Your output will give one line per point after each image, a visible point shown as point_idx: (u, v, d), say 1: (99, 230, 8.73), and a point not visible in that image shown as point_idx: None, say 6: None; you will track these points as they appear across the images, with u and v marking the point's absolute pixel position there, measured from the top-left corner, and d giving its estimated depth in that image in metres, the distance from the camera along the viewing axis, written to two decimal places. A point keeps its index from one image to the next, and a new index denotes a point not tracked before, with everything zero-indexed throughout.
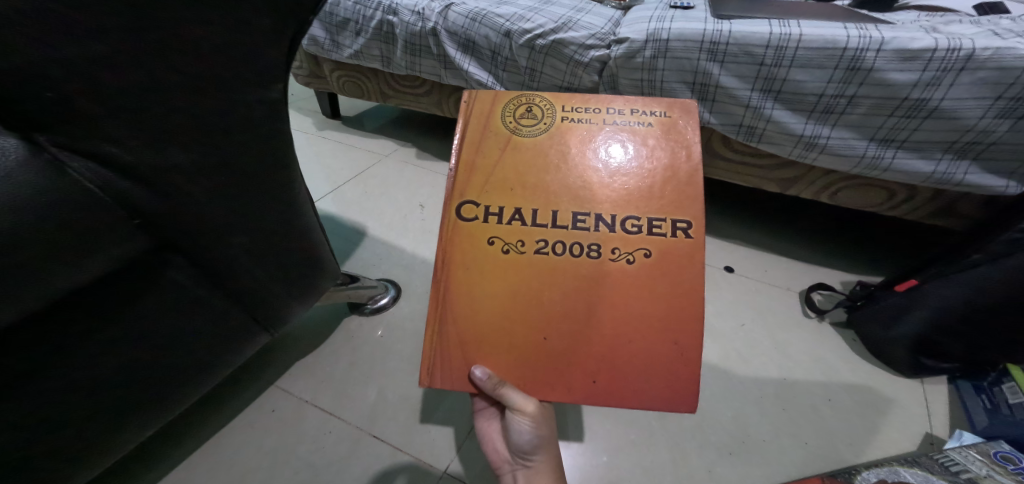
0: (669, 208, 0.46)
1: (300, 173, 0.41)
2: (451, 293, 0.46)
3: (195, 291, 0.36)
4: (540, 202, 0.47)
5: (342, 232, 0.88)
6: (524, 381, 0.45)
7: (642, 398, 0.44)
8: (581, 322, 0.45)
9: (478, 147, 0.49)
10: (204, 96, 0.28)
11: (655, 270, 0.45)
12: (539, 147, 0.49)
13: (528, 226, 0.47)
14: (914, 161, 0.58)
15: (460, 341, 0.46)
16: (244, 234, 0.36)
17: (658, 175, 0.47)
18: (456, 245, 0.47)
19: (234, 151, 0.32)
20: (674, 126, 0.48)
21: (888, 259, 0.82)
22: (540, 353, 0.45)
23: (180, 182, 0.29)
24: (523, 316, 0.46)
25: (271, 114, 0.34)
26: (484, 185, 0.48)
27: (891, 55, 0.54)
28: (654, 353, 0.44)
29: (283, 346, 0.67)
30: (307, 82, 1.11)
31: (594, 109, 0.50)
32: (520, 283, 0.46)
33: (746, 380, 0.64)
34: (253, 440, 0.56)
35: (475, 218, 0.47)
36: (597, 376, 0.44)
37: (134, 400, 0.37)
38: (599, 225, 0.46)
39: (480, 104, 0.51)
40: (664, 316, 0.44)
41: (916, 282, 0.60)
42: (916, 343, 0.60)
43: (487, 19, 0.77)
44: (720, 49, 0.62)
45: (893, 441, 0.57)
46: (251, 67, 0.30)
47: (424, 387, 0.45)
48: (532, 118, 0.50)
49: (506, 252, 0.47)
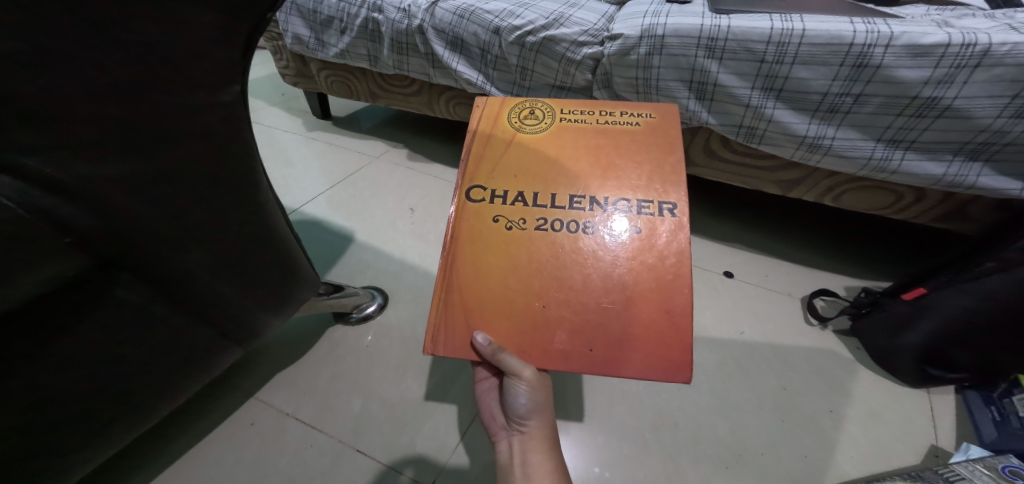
0: (656, 191, 0.45)
1: (265, 178, 0.39)
2: (459, 269, 0.44)
3: (151, 307, 0.34)
4: (541, 184, 0.46)
5: (328, 237, 0.85)
6: (522, 348, 0.42)
7: (638, 367, 0.40)
8: (580, 296, 0.42)
9: (488, 141, 0.48)
10: (140, 99, 0.25)
11: (642, 247, 0.43)
12: (543, 145, 0.48)
13: (530, 206, 0.45)
14: (923, 162, 0.55)
15: (465, 306, 0.43)
16: (204, 246, 0.34)
17: (645, 165, 0.46)
18: (463, 222, 0.45)
19: (183, 157, 0.29)
20: (666, 131, 0.48)
21: (893, 264, 0.79)
22: (536, 324, 0.42)
23: (117, 193, 0.26)
24: (523, 285, 0.43)
25: (224, 116, 0.31)
26: (492, 171, 0.47)
27: (901, 50, 0.51)
28: (649, 322, 0.41)
29: (264, 356, 0.64)
30: (295, 81, 1.07)
31: (588, 111, 0.50)
32: (523, 258, 0.44)
33: (745, 390, 0.61)
34: (230, 454, 0.53)
35: (483, 200, 0.46)
36: (594, 344, 0.41)
37: (90, 419, 0.34)
38: (594, 206, 0.45)
39: (490, 107, 0.51)
40: (653, 285, 0.42)
41: (922, 291, 0.57)
42: (924, 353, 0.57)
43: (475, 16, 0.74)
44: (719, 45, 0.59)
45: (897, 452, 0.54)
46: (194, 65, 0.27)
47: (427, 355, 0.42)
48: (535, 119, 0.49)
49: (507, 229, 0.45)
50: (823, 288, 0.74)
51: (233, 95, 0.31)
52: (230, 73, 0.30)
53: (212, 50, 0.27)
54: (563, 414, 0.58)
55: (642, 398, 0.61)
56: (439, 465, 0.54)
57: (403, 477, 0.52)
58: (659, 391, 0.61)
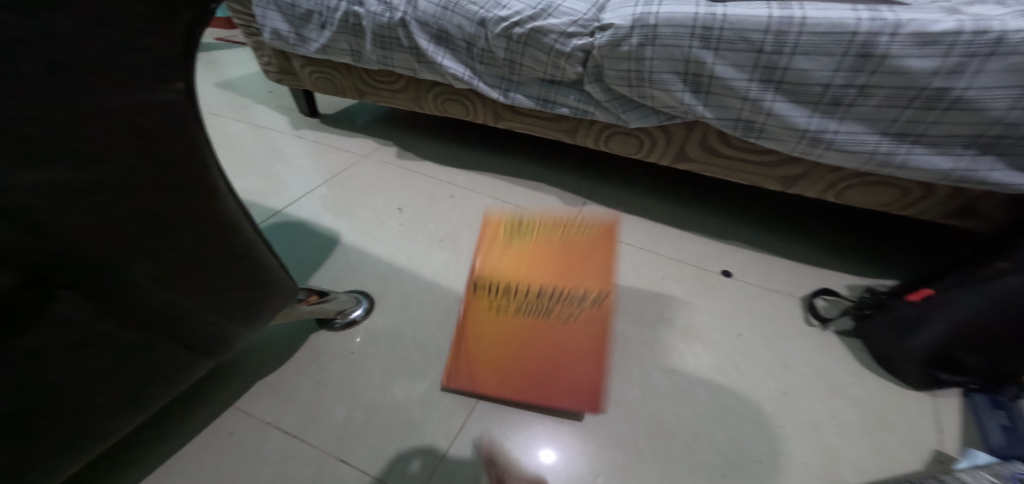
0: (594, 287, 0.55)
1: (222, 181, 0.36)
2: (464, 344, 0.60)
3: (99, 325, 0.31)
4: (517, 289, 0.58)
5: (313, 239, 0.82)
6: (500, 387, 0.57)
7: (568, 402, 0.55)
8: (540, 356, 0.58)
9: (484, 253, 0.61)
10: (62, 99, 0.22)
11: (584, 321, 0.57)
12: (521, 258, 0.59)
13: (510, 302, 0.60)
14: (932, 156, 0.53)
15: (470, 361, 0.59)
16: (153, 258, 0.31)
17: (591, 276, 0.55)
18: (469, 313, 0.62)
19: (121, 162, 0.26)
20: (608, 240, 0.55)
21: (896, 261, 0.77)
22: (509, 365, 0.58)
23: (42, 207, 0.23)
24: (505, 345, 0.59)
25: (165, 116, 0.28)
26: (485, 278, 0.60)
27: (908, 38, 0.48)
28: (581, 370, 0.57)
29: (242, 364, 0.61)
30: (278, 79, 1.04)
31: (557, 219, 0.59)
32: (505, 331, 0.60)
33: (743, 395, 0.59)
34: (206, 467, 0.51)
35: (480, 295, 0.61)
36: (545, 383, 0.57)
37: (40, 448, 0.31)
38: (552, 302, 0.58)
39: (489, 220, 0.62)
40: (585, 343, 0.57)
41: (932, 293, 0.55)
42: (931, 356, 0.54)
43: (459, 7, 0.71)
44: (714, 34, 0.56)
45: (900, 458, 0.52)
46: (122, 59, 0.24)
47: (444, 389, 0.58)
48: (519, 228, 0.59)
49: (495, 312, 0.61)
50: (825, 287, 0.71)
51: (175, 94, 0.28)
52: (170, 69, 0.27)
53: (143, 44, 0.24)
54: (554, 417, 0.56)
55: (635, 404, 0.58)
56: (440, 454, 0.53)
57: (411, 467, 0.51)
58: (654, 397, 0.58)
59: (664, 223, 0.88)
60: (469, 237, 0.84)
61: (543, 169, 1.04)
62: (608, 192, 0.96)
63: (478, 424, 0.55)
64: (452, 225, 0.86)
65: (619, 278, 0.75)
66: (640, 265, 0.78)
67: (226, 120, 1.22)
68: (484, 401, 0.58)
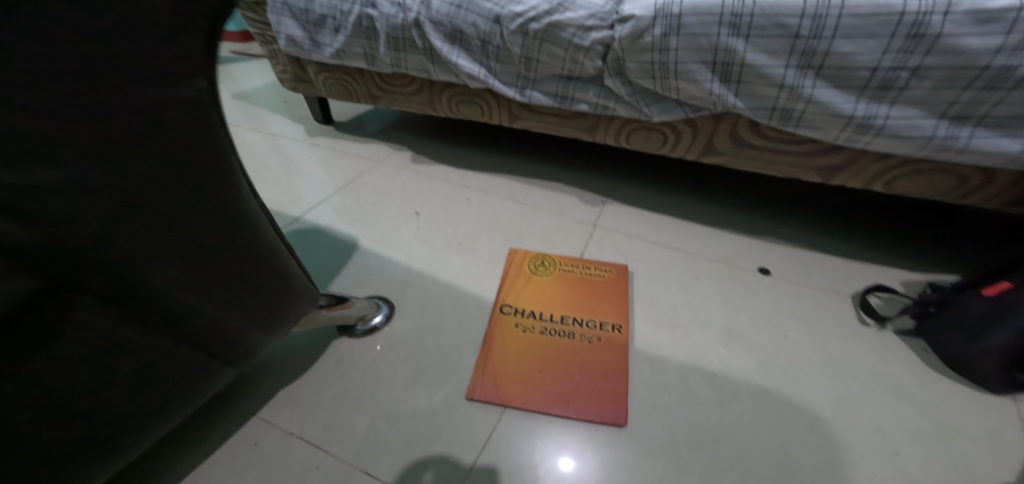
0: (609, 315, 0.66)
1: (244, 182, 0.34)
2: (492, 352, 0.62)
3: (124, 335, 0.29)
4: (543, 306, 0.69)
5: (332, 245, 0.82)
6: (526, 398, 0.56)
7: (590, 414, 0.54)
8: (565, 372, 0.59)
9: (516, 272, 0.74)
10: (67, 88, 0.20)
11: (603, 349, 0.62)
12: (547, 285, 0.72)
13: (537, 320, 0.67)
14: (997, 139, 0.49)
15: (494, 370, 0.60)
16: (174, 263, 0.29)
17: (605, 300, 0.69)
18: (496, 326, 0.66)
19: (140, 160, 0.24)
20: (620, 283, 0.72)
21: (952, 257, 0.72)
22: (533, 381, 0.58)
23: (52, 203, 0.21)
24: (532, 363, 0.61)
25: (191, 113, 0.26)
26: (516, 294, 0.70)
27: (963, 16, 0.45)
28: (603, 388, 0.57)
29: (265, 372, 0.60)
30: (293, 87, 1.04)
31: (576, 265, 0.76)
32: (530, 349, 0.62)
33: (791, 400, 0.55)
34: (231, 478, 0.50)
35: (509, 314, 0.67)
36: (570, 399, 0.56)
37: (45, 471, 0.28)
38: (573, 323, 0.66)
39: (519, 252, 0.78)
40: (607, 368, 0.59)
41: (1009, 286, 0.51)
42: (1014, 356, 0.50)
43: (473, 5, 0.70)
44: (744, 21, 0.54)
45: (978, 466, 0.48)
46: (135, 49, 0.22)
47: (469, 400, 0.56)
48: (544, 266, 0.75)
49: (522, 330, 0.65)
50: (878, 284, 0.68)
51: (199, 90, 0.26)
52: (193, 64, 0.25)
53: (157, 35, 0.22)
54: (586, 425, 0.54)
55: (675, 411, 0.55)
56: (474, 454, 0.51)
57: (432, 473, 0.50)
58: (694, 403, 0.55)
59: (690, 221, 0.85)
60: (489, 240, 0.82)
61: (561, 170, 1.02)
62: (630, 190, 0.94)
63: (506, 433, 0.53)
64: (471, 229, 0.85)
65: (647, 278, 0.73)
66: (669, 264, 0.75)
67: (241, 131, 1.23)
68: (511, 409, 0.55)
